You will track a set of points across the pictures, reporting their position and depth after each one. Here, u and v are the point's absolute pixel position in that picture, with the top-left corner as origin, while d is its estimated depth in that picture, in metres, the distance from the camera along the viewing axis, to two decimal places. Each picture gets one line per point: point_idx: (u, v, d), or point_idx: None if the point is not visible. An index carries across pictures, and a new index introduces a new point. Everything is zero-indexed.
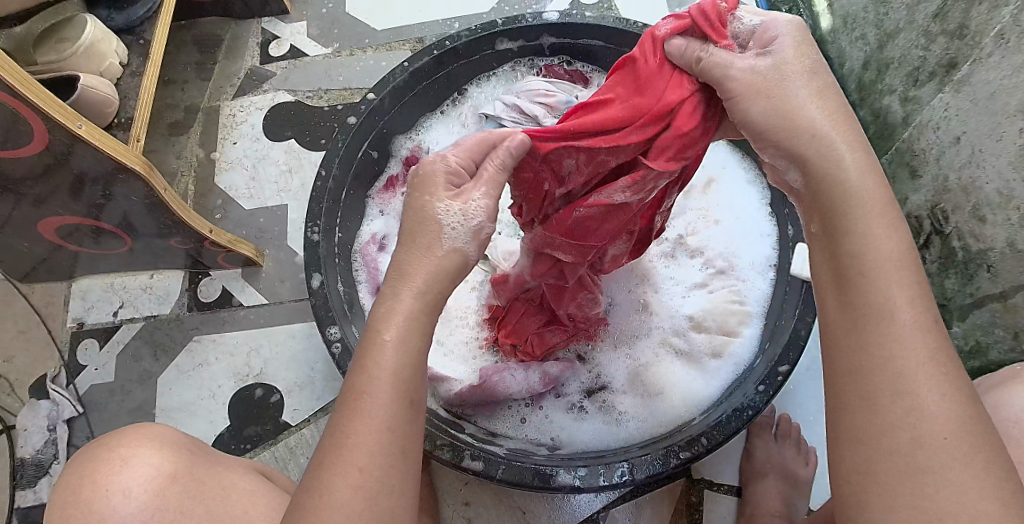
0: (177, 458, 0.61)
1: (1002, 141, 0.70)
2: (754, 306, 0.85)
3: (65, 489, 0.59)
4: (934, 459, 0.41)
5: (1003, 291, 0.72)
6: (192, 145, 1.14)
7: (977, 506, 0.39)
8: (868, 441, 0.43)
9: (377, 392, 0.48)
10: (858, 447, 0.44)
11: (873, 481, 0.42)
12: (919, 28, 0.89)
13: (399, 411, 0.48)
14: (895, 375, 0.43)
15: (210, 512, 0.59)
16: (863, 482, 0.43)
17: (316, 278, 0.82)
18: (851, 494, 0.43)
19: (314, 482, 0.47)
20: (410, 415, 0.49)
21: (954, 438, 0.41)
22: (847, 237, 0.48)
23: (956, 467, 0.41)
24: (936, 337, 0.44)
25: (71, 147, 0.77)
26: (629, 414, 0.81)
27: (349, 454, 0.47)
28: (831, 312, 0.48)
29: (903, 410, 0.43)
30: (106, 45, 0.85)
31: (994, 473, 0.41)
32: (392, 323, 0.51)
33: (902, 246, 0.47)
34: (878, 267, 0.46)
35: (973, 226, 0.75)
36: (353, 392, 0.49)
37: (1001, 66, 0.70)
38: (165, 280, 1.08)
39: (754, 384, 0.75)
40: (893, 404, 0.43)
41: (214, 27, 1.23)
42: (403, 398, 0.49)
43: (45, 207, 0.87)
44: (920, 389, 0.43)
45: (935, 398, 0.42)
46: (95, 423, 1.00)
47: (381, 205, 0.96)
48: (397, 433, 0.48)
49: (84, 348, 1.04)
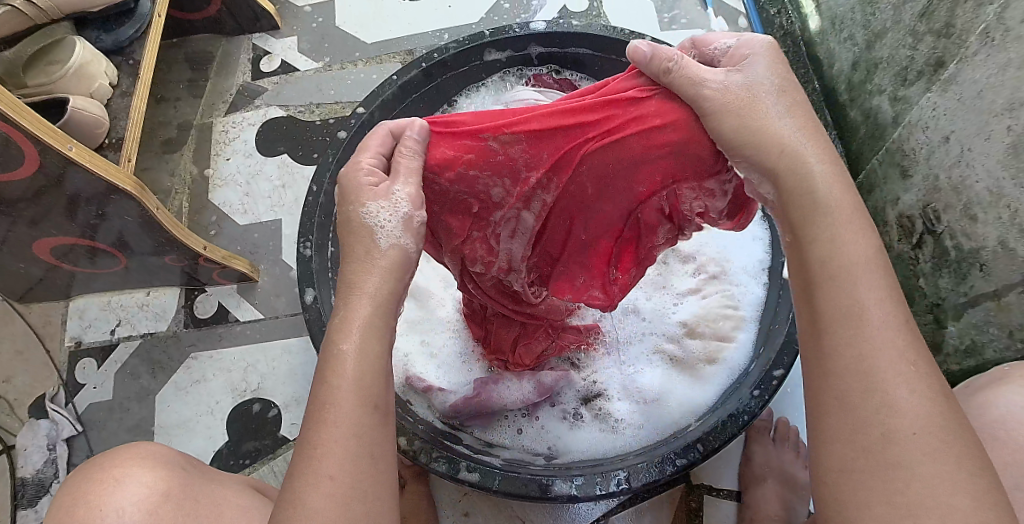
0: (169, 477, 0.61)
1: (990, 140, 0.70)
2: (748, 310, 0.85)
3: (58, 510, 0.59)
4: (910, 455, 0.42)
5: (996, 289, 0.72)
6: (186, 162, 1.15)
7: (951, 499, 0.40)
8: (843, 438, 0.44)
9: (343, 400, 0.49)
10: (833, 445, 0.44)
11: (849, 479, 0.43)
12: (906, 28, 0.89)
13: (364, 417, 0.49)
14: (864, 371, 0.44)
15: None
16: (839, 479, 0.43)
17: (310, 293, 0.83)
18: (829, 491, 0.44)
19: (296, 490, 0.47)
20: (376, 419, 0.50)
21: (925, 432, 0.42)
22: (811, 241, 0.49)
23: (928, 462, 0.41)
24: (903, 329, 0.45)
25: (64, 169, 0.78)
26: (626, 422, 0.81)
27: (326, 460, 0.47)
28: (802, 315, 0.49)
29: (876, 407, 0.43)
30: (95, 66, 0.85)
31: (967, 468, 0.41)
32: (352, 331, 0.52)
33: (868, 240, 0.48)
34: (846, 266, 0.47)
35: (964, 224, 0.75)
36: (322, 402, 0.49)
37: (987, 65, 0.71)
38: (161, 297, 1.08)
39: (750, 388, 0.75)
40: (866, 401, 0.43)
41: (206, 44, 1.24)
42: (370, 402, 0.50)
43: (39, 228, 0.88)
44: (889, 385, 0.43)
45: (903, 394, 0.43)
46: (93, 442, 1.00)
47: None
48: (368, 436, 0.49)
49: (82, 367, 1.04)
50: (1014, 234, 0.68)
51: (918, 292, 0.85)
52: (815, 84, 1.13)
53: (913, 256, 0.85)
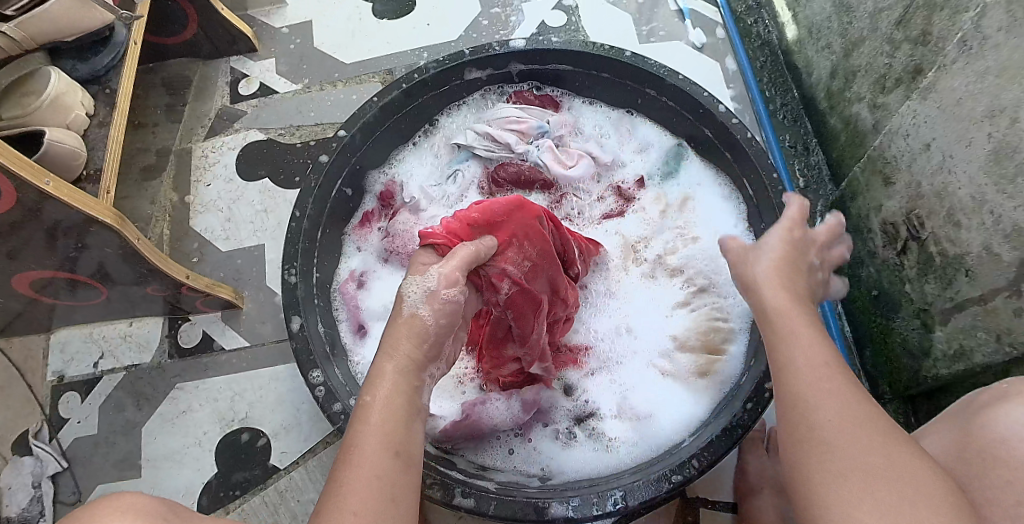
0: None
1: (972, 147, 0.71)
2: (738, 322, 0.86)
3: None
4: (847, 509, 0.46)
5: (982, 294, 0.72)
6: (166, 189, 1.13)
7: (884, 501, 0.45)
8: (803, 455, 0.51)
9: (371, 442, 0.51)
10: (796, 461, 0.51)
11: (808, 488, 0.49)
12: (883, 36, 0.91)
13: (387, 461, 0.51)
14: (817, 404, 0.52)
15: None
16: (800, 489, 0.50)
17: (296, 320, 0.81)
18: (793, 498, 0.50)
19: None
20: (396, 465, 0.51)
21: (873, 451, 0.48)
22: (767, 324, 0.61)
23: (872, 475, 0.47)
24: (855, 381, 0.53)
25: (40, 202, 0.76)
26: (619, 440, 0.80)
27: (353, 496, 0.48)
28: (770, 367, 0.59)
29: (829, 468, 0.49)
30: (71, 97, 0.83)
31: (910, 485, 0.46)
32: (385, 379, 0.55)
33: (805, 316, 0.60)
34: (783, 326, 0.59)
35: (949, 230, 0.75)
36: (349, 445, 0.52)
37: (965, 73, 0.71)
38: (145, 328, 1.06)
39: (742, 402, 0.75)
40: (821, 464, 0.49)
41: (182, 68, 1.23)
42: (395, 445, 0.52)
43: (16, 261, 0.86)
44: (841, 418, 0.51)
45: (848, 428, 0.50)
46: (79, 478, 0.98)
47: (358, 241, 0.96)
48: (395, 475, 0.50)
49: (66, 401, 1.02)
50: (999, 240, 0.69)
51: (905, 297, 0.85)
52: (795, 93, 1.15)
53: (899, 262, 0.85)
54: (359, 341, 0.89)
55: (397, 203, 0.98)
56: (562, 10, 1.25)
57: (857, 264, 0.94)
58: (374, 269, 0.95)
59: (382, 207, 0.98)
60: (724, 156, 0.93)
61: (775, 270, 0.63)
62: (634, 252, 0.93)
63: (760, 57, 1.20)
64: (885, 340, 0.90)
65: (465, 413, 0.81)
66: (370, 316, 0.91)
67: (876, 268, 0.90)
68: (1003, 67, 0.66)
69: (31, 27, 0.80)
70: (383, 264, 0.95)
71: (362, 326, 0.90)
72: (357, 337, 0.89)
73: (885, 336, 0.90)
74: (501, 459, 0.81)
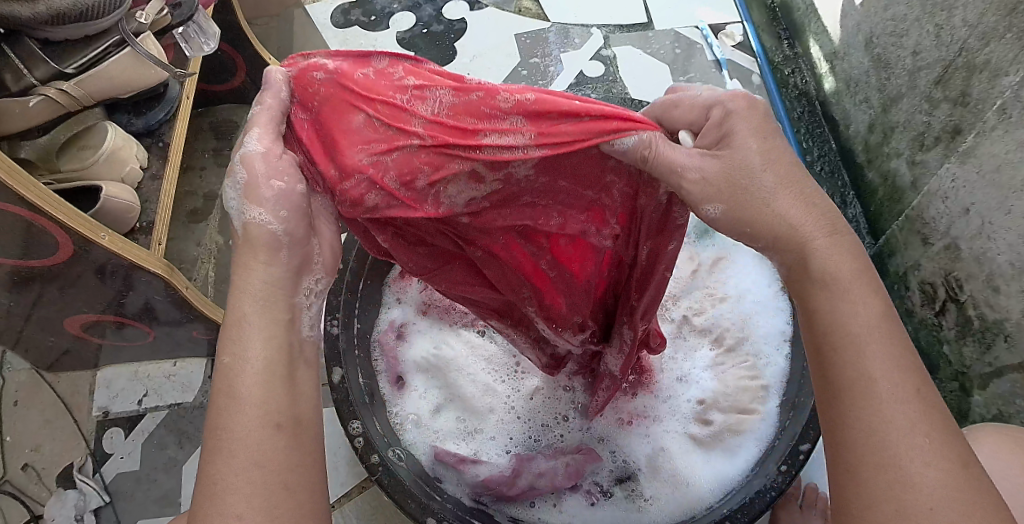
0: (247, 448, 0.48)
1: (1012, 215, 0.71)
2: (771, 379, 0.87)
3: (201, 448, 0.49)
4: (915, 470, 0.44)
5: (1022, 361, 0.73)
6: (211, 232, 1.17)
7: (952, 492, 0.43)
8: (880, 443, 0.46)
9: (254, 343, 0.52)
10: (889, 423, 0.46)
11: (866, 477, 0.45)
12: (922, 94, 0.93)
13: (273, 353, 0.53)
14: (897, 385, 0.47)
15: (223, 434, 0.49)
16: (872, 475, 0.45)
17: (338, 372, 0.83)
18: (846, 470, 0.46)
19: (255, 410, 0.50)
20: (280, 438, 0.50)
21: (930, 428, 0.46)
22: (837, 297, 0.50)
23: (932, 470, 0.44)
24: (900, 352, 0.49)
25: (89, 248, 0.79)
26: (654, 504, 0.83)
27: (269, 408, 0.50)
28: (864, 313, 0.49)
29: (898, 474, 0.44)
30: (126, 151, 0.87)
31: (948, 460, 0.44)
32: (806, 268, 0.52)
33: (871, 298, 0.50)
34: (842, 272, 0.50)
35: (988, 295, 0.76)
36: (232, 324, 0.53)
37: (1005, 140, 0.71)
38: (187, 369, 1.10)
39: (776, 464, 0.76)
40: (880, 476, 0.45)
41: (231, 114, 1.29)
42: (276, 340, 0.53)
43: (71, 303, 0.89)
44: (916, 432, 0.45)
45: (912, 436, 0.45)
46: (120, 512, 1.01)
47: (397, 292, 0.96)
48: (277, 368, 0.52)
49: (110, 436, 1.05)
50: None
51: (943, 359, 0.86)
52: (832, 144, 1.18)
53: (937, 322, 0.86)
54: (397, 393, 0.91)
55: None
56: (599, 59, 1.29)
57: None
58: (413, 321, 0.97)
59: None
60: None
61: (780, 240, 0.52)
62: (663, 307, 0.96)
63: (796, 107, 1.24)
64: None
65: (513, 469, 0.83)
66: (408, 369, 0.93)
67: (913, 327, 0.90)
68: None
69: (89, 84, 0.83)
70: (422, 315, 0.98)
71: (400, 377, 0.92)
72: (395, 388, 0.90)
73: None
74: (543, 511, 0.83)
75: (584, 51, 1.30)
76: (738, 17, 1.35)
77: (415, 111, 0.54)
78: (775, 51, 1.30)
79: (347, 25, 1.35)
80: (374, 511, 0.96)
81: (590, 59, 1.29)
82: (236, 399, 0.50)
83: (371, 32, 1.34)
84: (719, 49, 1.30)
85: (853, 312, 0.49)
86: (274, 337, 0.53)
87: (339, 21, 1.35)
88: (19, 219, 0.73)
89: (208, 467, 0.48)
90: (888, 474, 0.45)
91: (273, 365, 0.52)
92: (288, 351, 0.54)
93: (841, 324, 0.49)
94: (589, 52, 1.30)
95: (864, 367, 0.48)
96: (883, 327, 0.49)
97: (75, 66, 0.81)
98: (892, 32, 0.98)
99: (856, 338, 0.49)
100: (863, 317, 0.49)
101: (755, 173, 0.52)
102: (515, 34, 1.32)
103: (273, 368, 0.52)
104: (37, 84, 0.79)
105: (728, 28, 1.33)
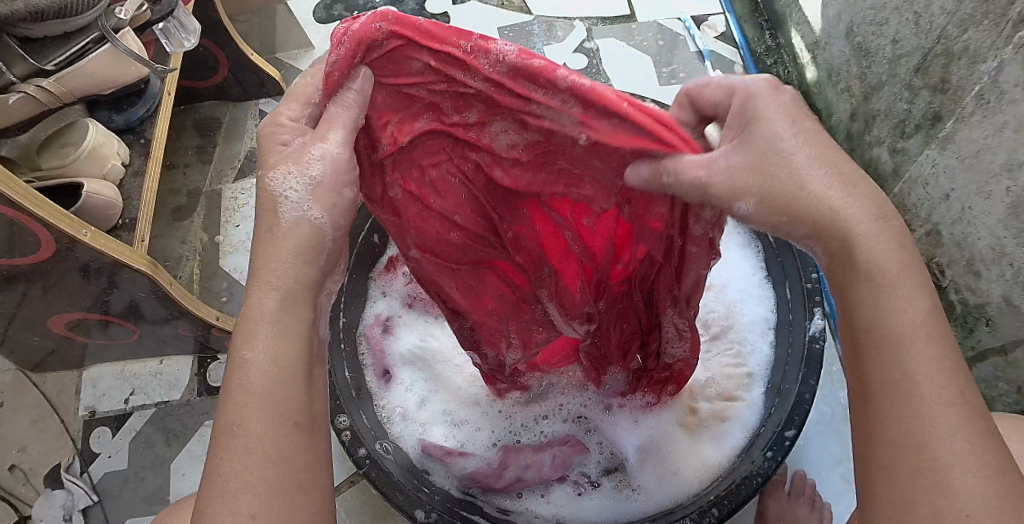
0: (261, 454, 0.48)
1: (991, 200, 0.72)
2: (756, 367, 0.87)
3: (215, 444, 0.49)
4: (956, 475, 0.43)
5: (1004, 345, 0.74)
6: (196, 228, 1.19)
7: (995, 502, 0.42)
8: (912, 445, 0.44)
9: (268, 341, 0.51)
10: (929, 427, 0.44)
11: (898, 482, 0.44)
12: (902, 82, 0.93)
13: (288, 347, 0.51)
14: (941, 387, 0.45)
15: (241, 434, 0.48)
16: (909, 477, 0.44)
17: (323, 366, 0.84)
18: (876, 469, 0.45)
19: (267, 408, 0.49)
20: (296, 436, 0.49)
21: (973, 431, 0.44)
22: (876, 292, 0.47)
23: (969, 477, 0.43)
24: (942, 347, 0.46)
25: (71, 246, 0.78)
26: (642, 492, 0.83)
27: (282, 409, 0.49)
28: (909, 307, 0.47)
29: (933, 479, 0.43)
30: (108, 148, 0.87)
31: (992, 465, 0.43)
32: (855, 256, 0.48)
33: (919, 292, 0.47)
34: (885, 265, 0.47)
35: (969, 280, 0.77)
36: (251, 316, 0.51)
37: (984, 126, 0.72)
38: (174, 366, 1.09)
39: (763, 449, 0.77)
40: (917, 477, 0.44)
41: (214, 110, 1.29)
42: (294, 334, 0.52)
43: (54, 302, 0.89)
44: (958, 436, 0.43)
45: (955, 441, 0.43)
46: (109, 511, 1.01)
47: (383, 286, 0.97)
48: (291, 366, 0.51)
49: (96, 436, 1.05)
50: (1018, 292, 0.70)
51: None
52: None
53: None
54: (384, 386, 0.90)
55: None
56: (583, 52, 1.29)
57: None
58: (398, 313, 0.97)
59: None
60: None
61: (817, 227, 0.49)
62: None
63: None
64: None
65: (500, 461, 0.83)
66: (394, 362, 0.93)
67: None
68: (1020, 123, 0.67)
69: (69, 81, 0.82)
70: (406, 308, 0.97)
71: (386, 370, 0.92)
72: (382, 382, 0.90)
73: None
74: (532, 502, 0.83)
75: (567, 43, 1.30)
76: (720, 7, 1.35)
77: (475, 67, 0.52)
78: (758, 42, 1.30)
79: (330, 20, 1.35)
80: (363, 505, 0.97)
81: (573, 51, 1.30)
82: (252, 395, 0.49)
83: None
84: (703, 40, 1.31)
85: (896, 308, 0.46)
86: (288, 332, 0.52)
87: (322, 16, 1.36)
88: (4, 218, 0.72)
89: (222, 464, 0.48)
90: (927, 479, 0.43)
91: (289, 362, 0.51)
92: (306, 347, 0.52)
93: (888, 324, 0.47)
94: (572, 45, 1.30)
95: (906, 369, 0.45)
96: (926, 326, 0.46)
97: (55, 64, 0.80)
98: (871, 21, 0.99)
99: (900, 329, 0.46)
100: (911, 312, 0.46)
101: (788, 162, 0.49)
102: (498, 27, 1.33)
103: (292, 367, 0.51)
104: (16, 81, 0.78)
105: (711, 19, 1.33)
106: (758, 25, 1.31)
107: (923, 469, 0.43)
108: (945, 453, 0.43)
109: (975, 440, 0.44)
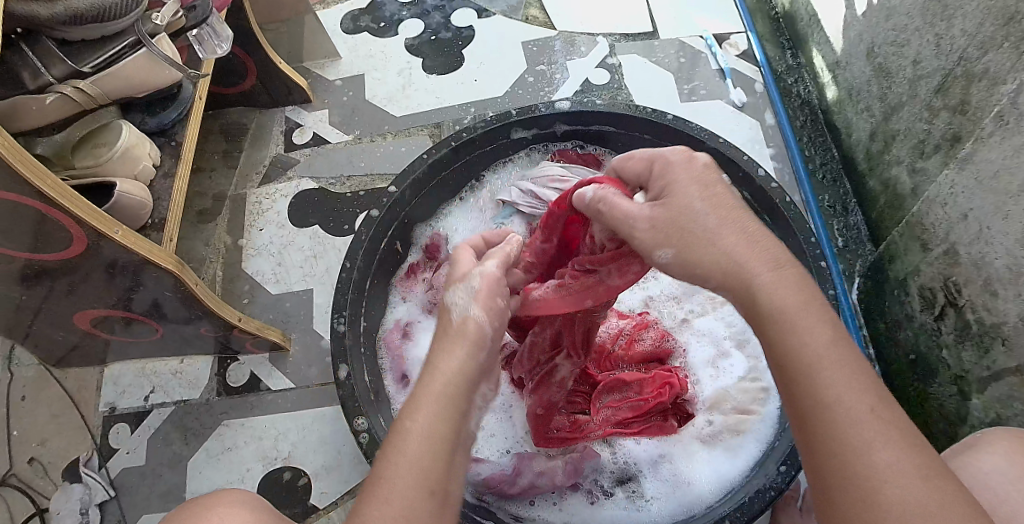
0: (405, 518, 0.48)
1: (1009, 220, 0.72)
2: (772, 382, 0.89)
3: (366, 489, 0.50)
4: (896, 486, 0.45)
5: (1020, 365, 0.74)
6: (220, 232, 1.22)
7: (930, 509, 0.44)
8: (838, 452, 0.47)
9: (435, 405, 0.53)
10: (858, 436, 0.47)
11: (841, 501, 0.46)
12: (922, 102, 0.94)
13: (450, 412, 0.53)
14: (854, 406, 0.48)
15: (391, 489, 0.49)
16: (840, 489, 0.46)
17: (344, 368, 0.85)
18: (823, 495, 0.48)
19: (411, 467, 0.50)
20: (430, 504, 0.49)
21: (898, 437, 0.47)
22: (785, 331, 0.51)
23: (900, 486, 0.45)
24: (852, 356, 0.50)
25: (100, 243, 0.80)
26: (655, 503, 0.83)
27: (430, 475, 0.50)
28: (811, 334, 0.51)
29: (867, 488, 0.45)
30: (140, 149, 0.89)
31: (925, 473, 0.45)
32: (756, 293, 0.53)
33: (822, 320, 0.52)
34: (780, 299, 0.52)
35: (986, 299, 0.77)
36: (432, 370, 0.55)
37: (1002, 147, 0.72)
38: (194, 366, 1.11)
39: (776, 464, 0.76)
40: (848, 490, 0.46)
41: (242, 117, 1.32)
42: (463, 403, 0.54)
43: (80, 299, 0.91)
44: (876, 449, 0.46)
45: (886, 456, 0.46)
46: (125, 507, 1.02)
47: (404, 292, 1.03)
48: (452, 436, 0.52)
49: (115, 431, 1.07)
50: None
51: (942, 363, 0.87)
52: (835, 153, 1.22)
53: (936, 326, 0.87)
54: (401, 391, 0.94)
55: (442, 255, 1.06)
56: (605, 67, 1.32)
57: (895, 326, 0.97)
58: (418, 320, 1.01)
59: (427, 259, 1.06)
60: (764, 219, 0.97)
61: (727, 278, 0.55)
62: (667, 309, 0.98)
63: (800, 116, 1.27)
64: (922, 404, 0.92)
65: (513, 468, 0.84)
66: (413, 367, 0.96)
67: (914, 331, 0.92)
68: None
69: (106, 83, 0.85)
70: (426, 315, 1.02)
71: (405, 375, 0.96)
72: (399, 386, 0.94)
73: (921, 400, 0.92)
74: (545, 509, 0.84)
75: (589, 59, 1.33)
76: (742, 26, 1.37)
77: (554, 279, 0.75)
78: (778, 61, 1.33)
79: (357, 31, 1.39)
80: None
81: (595, 67, 1.32)
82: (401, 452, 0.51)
83: (380, 38, 1.38)
84: (724, 58, 1.32)
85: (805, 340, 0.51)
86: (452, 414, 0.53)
87: (349, 28, 1.39)
88: (32, 211, 0.74)
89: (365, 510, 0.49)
90: (858, 494, 0.46)
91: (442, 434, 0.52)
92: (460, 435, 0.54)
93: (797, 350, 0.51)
94: (595, 61, 1.32)
95: (815, 392, 0.49)
96: (834, 354, 0.50)
97: (92, 66, 0.83)
98: (892, 42, 1.00)
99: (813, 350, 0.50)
100: (817, 338, 0.51)
101: (699, 218, 0.56)
102: (522, 41, 1.35)
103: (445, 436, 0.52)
104: (55, 82, 0.81)
105: (732, 38, 1.35)
106: (780, 45, 1.33)
107: (853, 477, 0.46)
108: (872, 461, 0.46)
109: (903, 453, 0.46)
